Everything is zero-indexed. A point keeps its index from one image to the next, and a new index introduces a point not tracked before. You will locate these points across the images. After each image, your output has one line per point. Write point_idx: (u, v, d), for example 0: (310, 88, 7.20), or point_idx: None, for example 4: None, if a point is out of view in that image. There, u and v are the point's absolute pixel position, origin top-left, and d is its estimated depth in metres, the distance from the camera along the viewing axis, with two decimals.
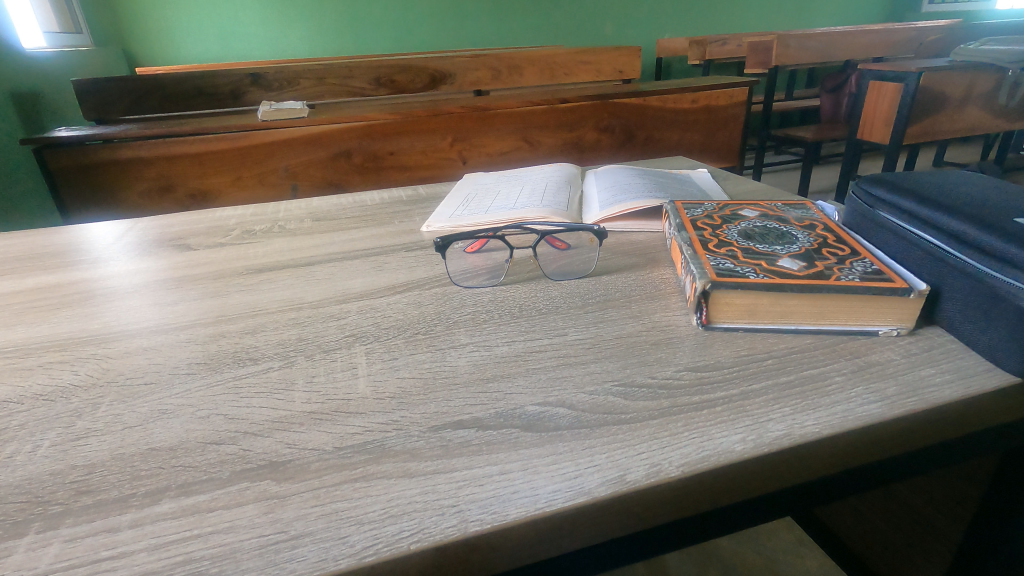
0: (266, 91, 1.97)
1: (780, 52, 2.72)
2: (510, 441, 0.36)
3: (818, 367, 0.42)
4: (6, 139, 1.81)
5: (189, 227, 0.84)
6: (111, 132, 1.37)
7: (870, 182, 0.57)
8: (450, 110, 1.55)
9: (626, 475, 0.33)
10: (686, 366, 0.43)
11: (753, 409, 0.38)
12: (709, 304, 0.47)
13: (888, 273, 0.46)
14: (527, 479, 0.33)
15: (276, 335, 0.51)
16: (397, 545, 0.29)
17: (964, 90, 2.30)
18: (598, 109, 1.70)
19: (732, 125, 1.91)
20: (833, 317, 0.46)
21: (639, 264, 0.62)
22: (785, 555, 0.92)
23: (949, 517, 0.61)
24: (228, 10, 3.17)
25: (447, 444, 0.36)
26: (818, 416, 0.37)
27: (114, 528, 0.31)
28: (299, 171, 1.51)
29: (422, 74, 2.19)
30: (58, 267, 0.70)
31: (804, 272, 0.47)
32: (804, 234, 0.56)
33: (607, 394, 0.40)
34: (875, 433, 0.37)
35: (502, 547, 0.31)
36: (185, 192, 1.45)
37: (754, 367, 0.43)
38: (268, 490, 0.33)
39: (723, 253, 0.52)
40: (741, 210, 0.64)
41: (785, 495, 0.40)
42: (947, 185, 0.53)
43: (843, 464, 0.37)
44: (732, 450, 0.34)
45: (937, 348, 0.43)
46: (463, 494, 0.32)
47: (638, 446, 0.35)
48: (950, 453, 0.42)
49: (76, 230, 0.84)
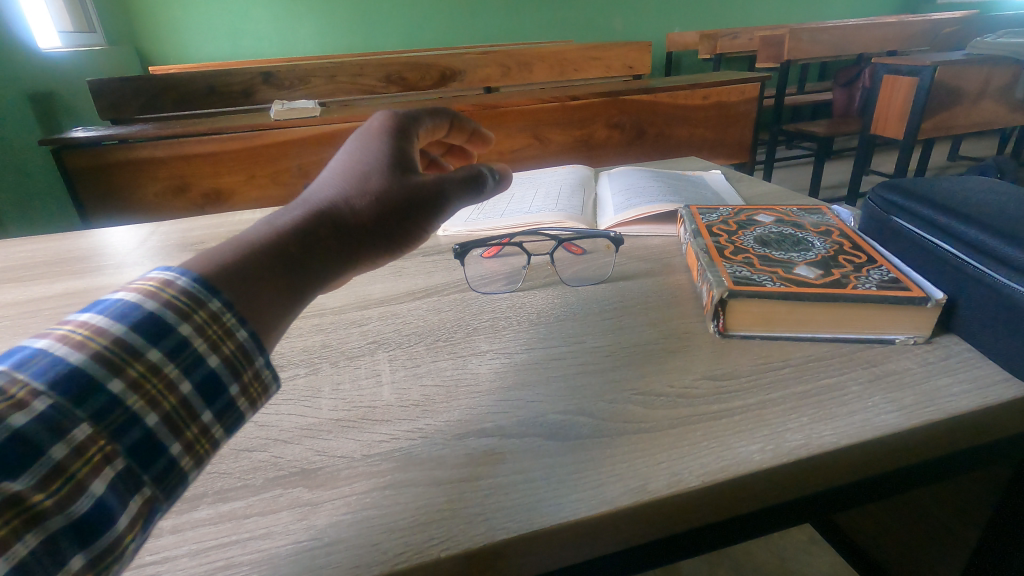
0: (277, 89, 1.98)
1: (792, 46, 2.70)
2: (532, 449, 0.37)
3: (836, 376, 0.43)
4: (23, 141, 1.84)
5: (206, 232, 0.85)
6: (126, 132, 1.39)
7: (886, 188, 0.57)
8: (461, 108, 1.55)
9: (648, 485, 0.34)
10: (704, 375, 0.44)
11: (771, 419, 0.39)
12: (725, 311, 0.48)
13: (905, 282, 0.46)
14: (550, 488, 0.34)
15: (301, 342, 0.52)
16: (428, 551, 0.30)
17: (980, 84, 2.26)
18: (609, 106, 1.70)
19: (743, 121, 1.90)
20: (850, 325, 0.46)
21: (654, 269, 0.63)
22: (796, 555, 0.94)
23: (960, 522, 0.62)
24: (241, 9, 3.20)
25: (472, 452, 0.37)
26: (836, 427, 0.38)
27: (155, 534, 0.32)
28: (311, 170, 1.52)
29: (432, 71, 2.20)
30: (84, 273, 0.72)
31: (821, 281, 0.48)
32: (821, 240, 0.57)
33: (627, 403, 0.41)
34: (893, 442, 0.37)
35: (526, 555, 0.32)
36: (200, 192, 1.47)
37: (771, 375, 0.43)
38: (301, 497, 0.34)
39: (740, 260, 0.52)
40: (756, 215, 0.65)
41: (806, 502, 0.40)
42: (963, 192, 0.53)
43: (860, 473, 0.38)
44: (751, 460, 0.35)
45: (954, 357, 0.44)
46: (488, 502, 0.33)
47: (659, 456, 0.36)
48: (966, 463, 0.43)
49: (98, 234, 0.86)
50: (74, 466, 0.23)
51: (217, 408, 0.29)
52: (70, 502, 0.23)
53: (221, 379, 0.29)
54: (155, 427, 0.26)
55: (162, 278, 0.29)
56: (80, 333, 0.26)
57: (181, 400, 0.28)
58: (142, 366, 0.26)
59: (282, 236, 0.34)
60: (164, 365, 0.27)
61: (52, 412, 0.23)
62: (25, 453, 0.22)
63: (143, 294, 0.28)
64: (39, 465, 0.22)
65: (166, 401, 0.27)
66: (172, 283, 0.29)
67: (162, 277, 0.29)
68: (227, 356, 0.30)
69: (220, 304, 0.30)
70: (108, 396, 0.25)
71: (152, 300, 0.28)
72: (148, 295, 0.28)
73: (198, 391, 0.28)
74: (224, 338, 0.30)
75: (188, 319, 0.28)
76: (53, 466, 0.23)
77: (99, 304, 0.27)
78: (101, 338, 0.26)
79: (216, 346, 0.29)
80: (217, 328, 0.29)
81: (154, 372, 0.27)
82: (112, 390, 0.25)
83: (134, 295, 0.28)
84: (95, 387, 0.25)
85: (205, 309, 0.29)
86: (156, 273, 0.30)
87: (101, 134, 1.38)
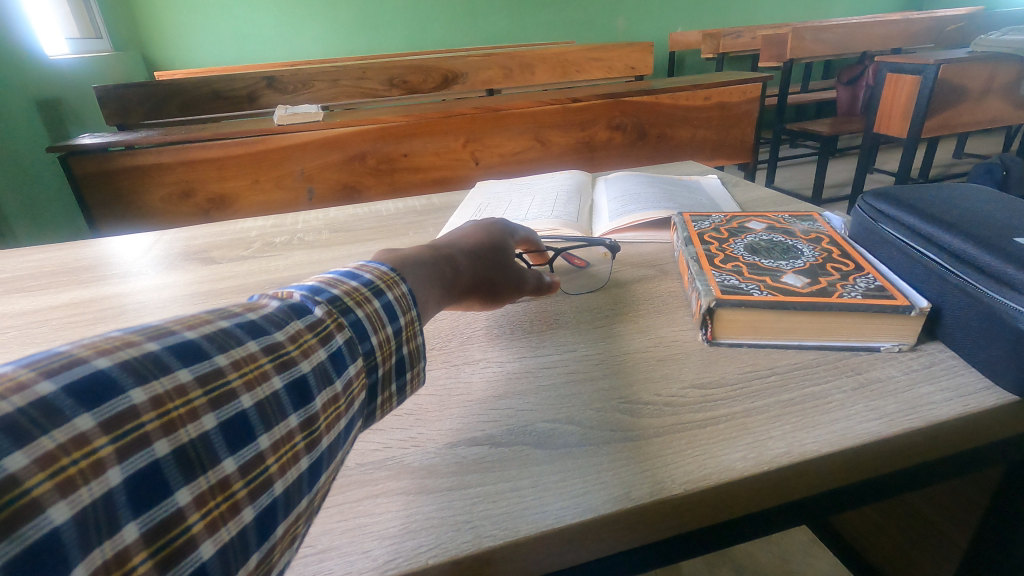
0: (281, 93, 1.99)
1: (795, 45, 2.69)
2: (522, 458, 0.38)
3: (820, 384, 0.43)
4: (30, 148, 1.87)
5: (210, 240, 0.87)
6: (131, 139, 1.41)
7: (875, 196, 0.58)
8: (462, 112, 1.56)
9: (630, 493, 0.35)
10: (691, 383, 0.45)
11: (755, 427, 0.40)
12: (713, 320, 0.49)
13: (890, 290, 0.47)
14: (538, 496, 0.35)
15: None
16: (416, 559, 0.31)
17: (985, 82, 2.25)
18: (609, 108, 1.70)
19: (745, 122, 1.90)
20: (835, 333, 0.47)
21: (649, 277, 0.64)
22: (797, 557, 0.94)
23: (953, 526, 0.62)
24: (245, 13, 3.23)
25: (462, 461, 0.38)
26: (818, 435, 0.38)
27: None
28: (314, 174, 1.53)
29: (435, 74, 2.21)
30: (92, 282, 0.73)
31: (807, 289, 0.48)
32: (810, 248, 0.57)
33: (615, 412, 0.42)
34: (874, 450, 0.38)
35: (513, 560, 0.33)
36: (205, 197, 1.48)
37: (757, 384, 0.44)
38: None
39: (729, 268, 0.53)
40: (748, 222, 0.65)
41: (793, 505, 0.42)
42: (952, 200, 0.53)
43: (840, 479, 0.39)
44: (732, 468, 0.36)
45: (937, 365, 0.45)
46: (476, 510, 0.34)
47: (642, 464, 0.37)
48: (948, 469, 0.44)
49: (105, 243, 0.88)
50: (354, 387, 0.30)
51: (400, 382, 0.36)
52: (349, 412, 0.30)
53: (406, 364, 0.36)
54: (377, 380, 0.33)
55: (390, 274, 0.36)
56: (355, 293, 0.32)
57: (390, 368, 0.34)
58: (383, 335, 0.33)
59: (441, 258, 0.46)
60: (393, 338, 0.34)
61: (350, 344, 0.30)
62: (340, 365, 0.29)
63: (382, 282, 0.35)
64: (344, 376, 0.29)
65: (386, 362, 0.34)
66: (397, 284, 0.36)
67: (388, 271, 0.37)
68: (410, 349, 0.36)
69: (415, 314, 0.36)
70: (369, 346, 0.32)
71: (388, 290, 0.35)
72: (385, 284, 0.35)
73: (396, 366, 0.35)
74: (413, 337, 0.36)
75: (403, 313, 0.35)
76: (348, 380, 0.30)
77: (354, 276, 0.34)
78: (368, 304, 0.33)
79: (409, 338, 0.36)
80: (411, 327, 0.36)
81: (389, 340, 0.34)
82: (372, 344, 0.32)
83: (377, 279, 0.35)
84: (366, 337, 0.32)
85: (408, 314, 0.36)
86: (380, 266, 0.37)
87: (107, 140, 1.40)
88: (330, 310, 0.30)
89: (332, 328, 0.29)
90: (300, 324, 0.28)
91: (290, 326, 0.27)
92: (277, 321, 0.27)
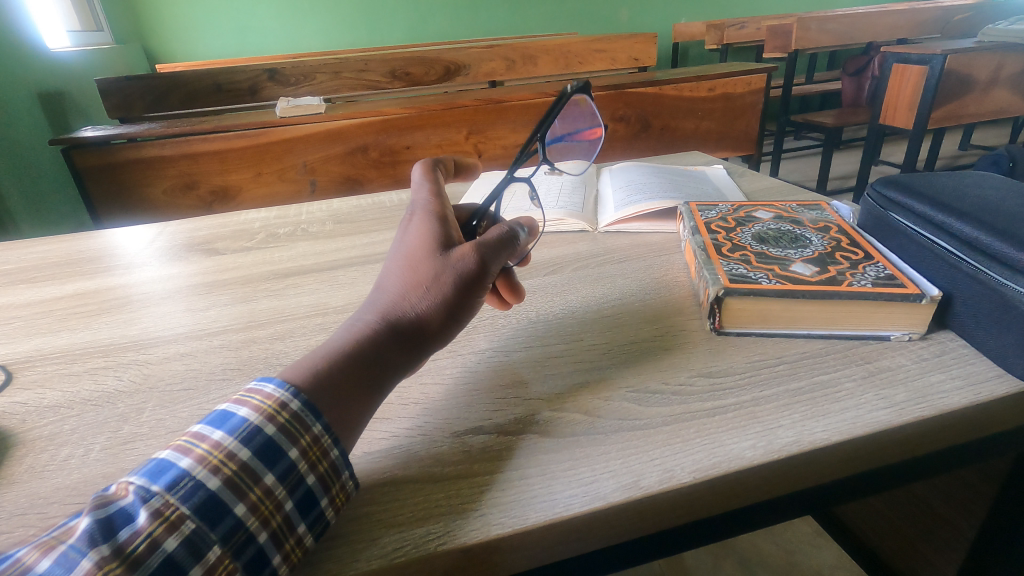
0: (284, 86, 1.97)
1: (800, 35, 2.66)
2: (528, 446, 0.38)
3: (830, 373, 0.43)
4: (31, 141, 1.86)
5: (214, 231, 0.86)
6: (134, 131, 1.41)
7: (884, 184, 0.57)
8: (465, 103, 1.55)
9: (640, 481, 0.35)
10: (699, 372, 0.45)
11: (764, 416, 0.39)
12: (721, 309, 0.48)
13: (900, 278, 0.47)
14: (545, 483, 0.35)
15: (305, 341, 0.53)
16: (425, 546, 0.31)
17: (991, 73, 2.22)
18: (613, 99, 1.69)
19: (749, 113, 1.89)
20: (846, 322, 0.47)
21: (653, 267, 0.63)
22: (802, 549, 0.94)
23: (962, 516, 0.62)
24: (246, 6, 3.21)
25: (470, 449, 0.38)
26: (828, 424, 0.38)
27: None
28: (317, 166, 1.52)
29: (437, 66, 2.19)
30: (96, 273, 0.73)
31: (817, 278, 0.48)
32: (819, 237, 0.57)
33: (622, 400, 0.42)
34: (884, 439, 0.38)
35: (520, 549, 0.33)
36: (208, 189, 1.47)
37: (766, 373, 0.44)
38: None
39: (737, 258, 0.53)
40: (755, 211, 0.65)
41: (801, 493, 0.41)
42: (961, 188, 0.52)
43: (850, 468, 0.38)
44: (742, 457, 0.36)
45: (948, 353, 0.44)
46: (484, 498, 0.34)
47: (652, 452, 0.37)
48: (956, 459, 0.43)
49: (109, 235, 0.87)
50: None
51: (311, 519, 0.32)
52: None
53: (316, 494, 0.32)
54: (264, 543, 0.29)
55: (276, 395, 0.33)
56: (213, 457, 0.30)
57: (285, 516, 0.31)
58: (260, 490, 0.30)
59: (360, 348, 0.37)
60: (276, 486, 0.31)
61: (191, 539, 0.27)
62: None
63: (259, 419, 0.32)
64: None
65: (272, 518, 0.30)
66: (286, 405, 0.33)
67: (279, 396, 0.33)
68: (320, 473, 0.33)
69: (320, 427, 0.33)
70: (233, 519, 0.29)
71: (267, 425, 0.32)
72: (264, 418, 0.32)
73: (299, 506, 0.31)
74: (320, 457, 0.33)
75: (295, 442, 0.32)
76: None
77: (224, 424, 0.32)
78: (229, 463, 0.30)
79: (313, 463, 0.33)
80: (314, 449, 0.33)
81: (269, 493, 0.30)
82: (237, 515, 0.29)
83: (252, 416, 0.32)
84: (224, 513, 0.29)
85: (308, 434, 0.33)
86: (270, 386, 0.34)
87: (110, 133, 1.40)
88: (161, 507, 0.27)
89: (157, 534, 0.27)
90: (107, 548, 0.26)
91: (89, 559, 0.25)
92: (71, 560, 0.25)
